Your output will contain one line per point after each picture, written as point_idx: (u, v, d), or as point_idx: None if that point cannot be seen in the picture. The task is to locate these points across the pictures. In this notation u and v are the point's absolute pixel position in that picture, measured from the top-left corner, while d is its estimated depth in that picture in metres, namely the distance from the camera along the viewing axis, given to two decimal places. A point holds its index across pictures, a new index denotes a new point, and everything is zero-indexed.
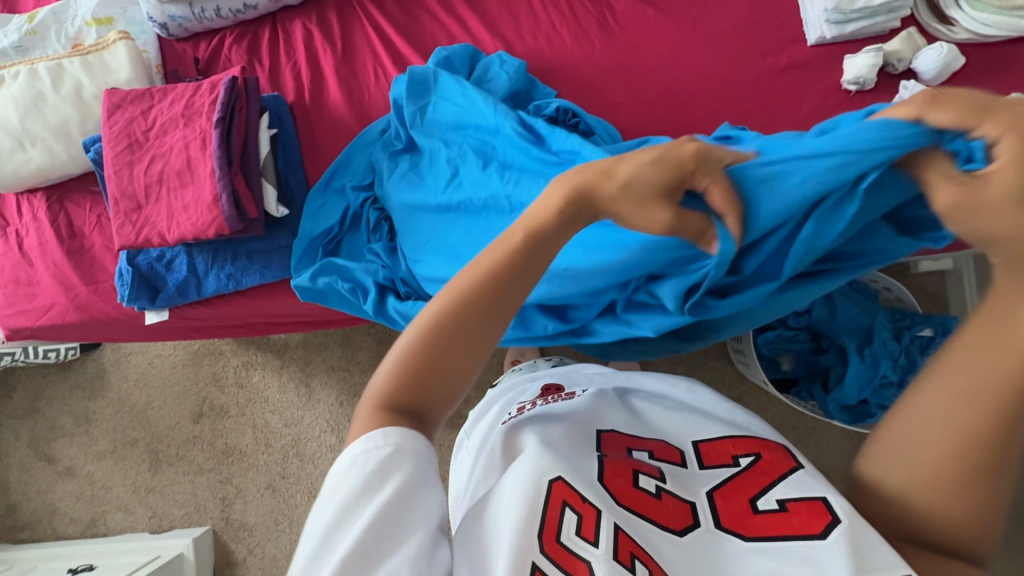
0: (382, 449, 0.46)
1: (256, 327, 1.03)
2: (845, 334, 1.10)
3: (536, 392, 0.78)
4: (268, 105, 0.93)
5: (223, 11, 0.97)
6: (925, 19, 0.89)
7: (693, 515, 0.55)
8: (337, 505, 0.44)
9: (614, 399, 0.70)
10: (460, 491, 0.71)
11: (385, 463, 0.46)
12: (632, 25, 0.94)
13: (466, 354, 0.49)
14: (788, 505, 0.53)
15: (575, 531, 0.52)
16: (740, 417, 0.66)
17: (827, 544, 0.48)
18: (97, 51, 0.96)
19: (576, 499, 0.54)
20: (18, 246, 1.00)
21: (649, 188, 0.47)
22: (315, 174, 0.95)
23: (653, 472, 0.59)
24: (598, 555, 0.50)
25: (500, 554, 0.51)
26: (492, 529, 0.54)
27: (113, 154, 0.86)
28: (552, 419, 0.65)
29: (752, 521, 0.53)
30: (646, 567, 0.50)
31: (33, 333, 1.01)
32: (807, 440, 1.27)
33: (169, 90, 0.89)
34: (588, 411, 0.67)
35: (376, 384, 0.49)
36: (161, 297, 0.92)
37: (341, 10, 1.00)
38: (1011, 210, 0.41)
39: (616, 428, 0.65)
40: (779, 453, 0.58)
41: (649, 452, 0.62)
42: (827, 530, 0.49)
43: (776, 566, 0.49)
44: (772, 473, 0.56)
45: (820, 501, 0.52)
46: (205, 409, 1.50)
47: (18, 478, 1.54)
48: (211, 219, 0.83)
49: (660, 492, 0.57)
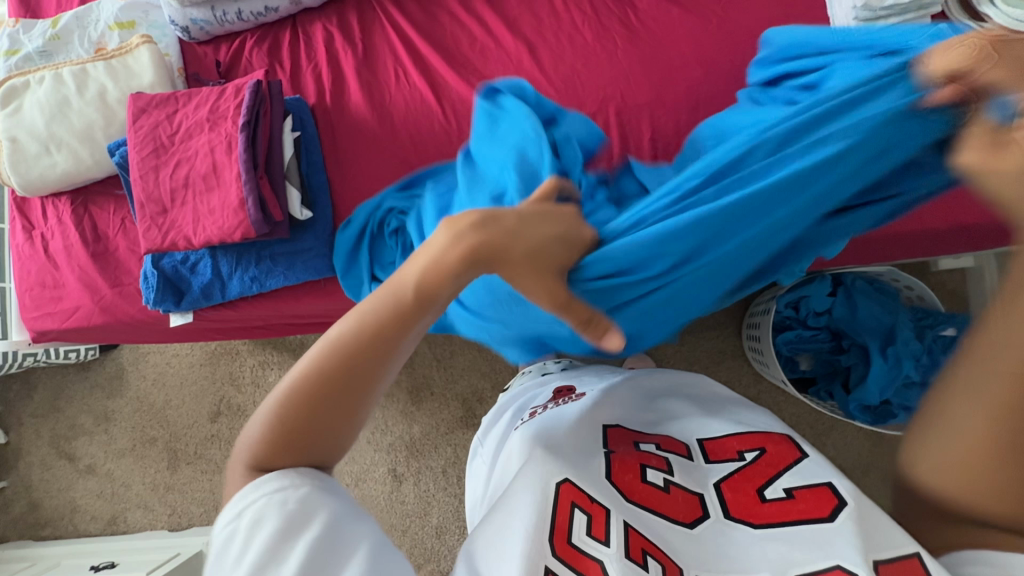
0: (299, 487, 0.47)
1: (278, 328, 1.04)
2: (868, 334, 1.10)
3: (549, 395, 0.78)
4: (291, 108, 0.93)
5: (244, 14, 0.98)
6: (956, 16, 0.87)
7: (702, 507, 0.55)
8: (257, 549, 0.44)
9: (625, 395, 0.69)
10: (476, 498, 0.72)
11: (305, 497, 0.47)
12: (655, 25, 0.93)
13: (331, 422, 0.50)
14: (794, 492, 0.53)
15: (586, 532, 0.52)
16: (743, 414, 0.65)
17: (837, 526, 0.49)
18: (120, 55, 0.97)
19: (584, 499, 0.54)
20: (44, 249, 1.01)
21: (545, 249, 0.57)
22: (337, 176, 0.94)
23: (661, 466, 0.58)
24: (609, 553, 0.50)
25: (511, 557, 0.51)
26: (504, 536, 0.54)
27: (138, 158, 0.87)
28: (557, 421, 0.65)
29: (760, 509, 0.53)
30: (658, 563, 0.50)
31: (58, 335, 1.02)
32: (825, 440, 1.26)
33: (193, 94, 0.90)
34: (597, 406, 0.67)
35: (251, 436, 0.50)
36: (185, 299, 0.93)
37: (361, 12, 1.01)
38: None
39: (622, 424, 0.65)
40: (784, 446, 0.58)
41: (655, 446, 0.61)
42: (835, 514, 0.50)
43: (787, 552, 0.49)
44: (776, 464, 0.56)
45: (826, 486, 0.53)
46: (223, 408, 1.52)
47: (39, 476, 1.56)
48: (237, 223, 0.84)
49: (668, 485, 0.57)
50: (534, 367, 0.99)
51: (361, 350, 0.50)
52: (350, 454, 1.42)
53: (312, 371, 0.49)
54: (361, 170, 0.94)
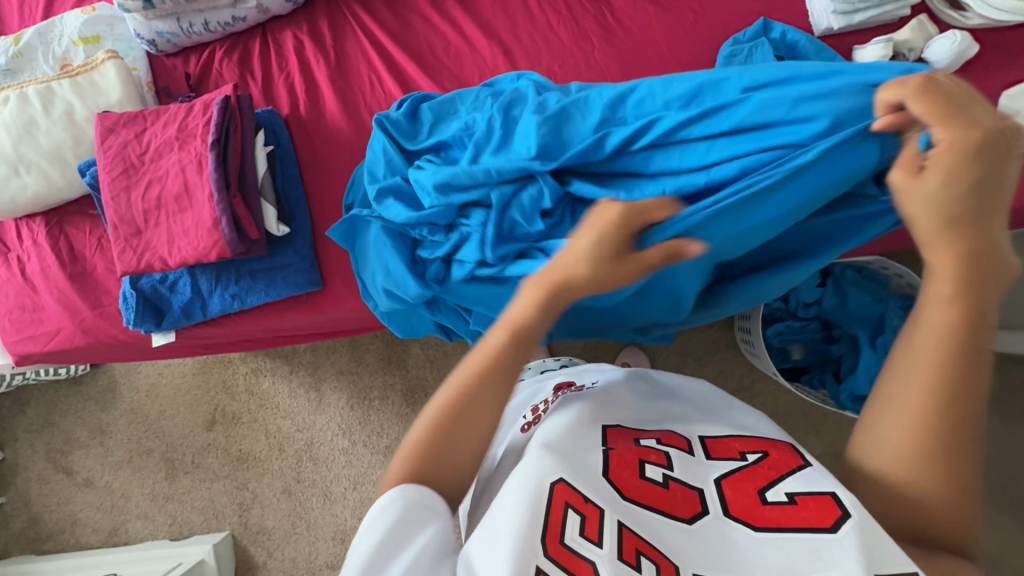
0: (372, 513, 0.52)
1: (264, 342, 1.03)
2: (857, 324, 1.10)
3: (546, 392, 0.74)
4: (263, 121, 0.91)
5: (211, 24, 0.95)
6: (937, 4, 0.87)
7: (702, 503, 0.52)
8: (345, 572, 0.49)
9: (624, 394, 0.67)
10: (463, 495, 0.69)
11: (374, 520, 0.51)
12: (631, 23, 0.92)
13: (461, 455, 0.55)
14: (797, 498, 0.51)
15: (579, 532, 0.49)
16: (744, 420, 0.64)
17: (838, 538, 0.46)
18: (86, 71, 0.94)
19: (579, 499, 0.51)
20: (21, 272, 0.99)
21: (608, 254, 0.56)
22: (315, 188, 0.92)
23: (660, 461, 0.56)
24: (602, 555, 0.48)
25: (503, 550, 0.48)
26: (494, 533, 0.50)
27: (109, 179, 0.85)
28: (557, 416, 0.62)
29: (759, 513, 0.51)
30: (652, 563, 0.48)
31: (43, 357, 1.01)
32: (819, 428, 1.27)
33: (161, 111, 0.88)
34: (598, 404, 0.64)
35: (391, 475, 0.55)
36: (166, 319, 0.92)
37: (332, 18, 0.98)
38: (944, 172, 0.47)
39: (622, 423, 0.62)
40: (788, 453, 0.56)
41: (656, 440, 0.59)
42: (837, 524, 0.47)
43: (786, 562, 0.47)
44: (779, 468, 0.54)
45: (829, 496, 0.50)
46: (217, 417, 1.51)
47: (38, 491, 1.56)
48: (212, 244, 0.83)
49: (667, 481, 0.54)
50: (534, 366, 0.96)
51: (505, 359, 0.56)
52: (348, 458, 1.43)
53: (460, 382, 0.56)
54: (340, 180, 0.92)
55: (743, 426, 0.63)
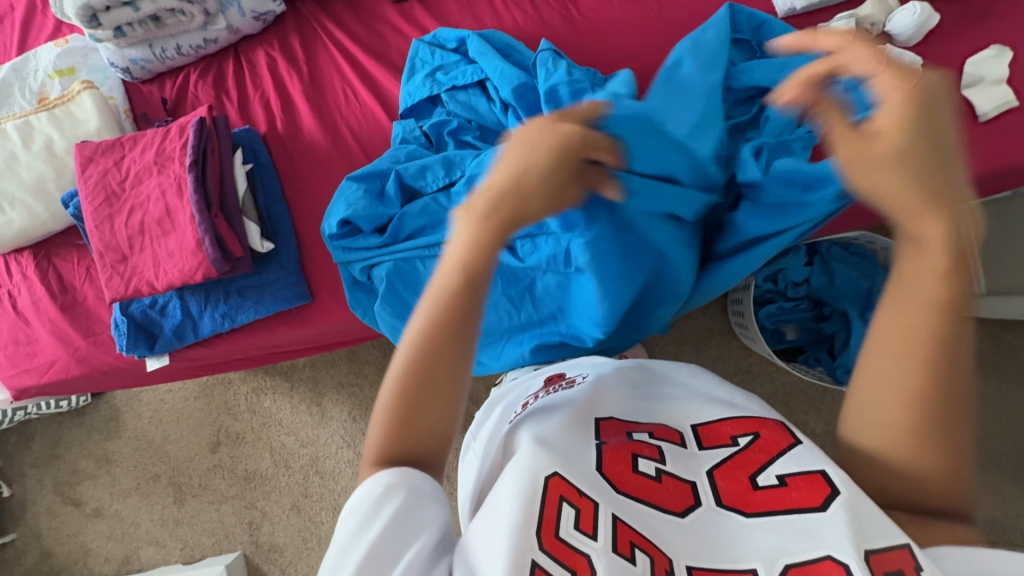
0: (376, 488, 0.48)
1: (258, 359, 1.03)
2: (846, 300, 1.10)
3: (538, 385, 0.72)
4: (241, 140, 0.93)
5: (184, 48, 0.96)
6: None
7: (694, 496, 0.53)
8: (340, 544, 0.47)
9: (617, 386, 0.66)
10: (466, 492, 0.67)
11: (378, 500, 0.48)
12: (597, 16, 0.93)
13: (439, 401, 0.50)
14: (787, 480, 0.51)
15: (573, 525, 0.49)
16: (738, 399, 0.62)
17: (828, 516, 0.47)
18: (63, 104, 0.95)
19: (573, 493, 0.51)
20: (13, 307, 1.00)
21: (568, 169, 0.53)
22: (297, 203, 0.93)
23: (654, 455, 0.56)
24: (597, 548, 0.48)
25: (499, 552, 0.48)
26: (491, 529, 0.50)
27: (92, 209, 0.86)
28: (550, 410, 0.62)
29: (752, 497, 0.51)
30: (646, 555, 0.48)
31: (40, 390, 1.01)
32: (819, 405, 1.27)
33: (138, 137, 0.89)
34: (590, 396, 0.63)
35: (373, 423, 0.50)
36: (159, 343, 0.92)
37: (303, 33, 0.99)
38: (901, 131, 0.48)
39: (615, 416, 0.62)
40: (778, 430, 0.56)
41: (649, 434, 0.59)
42: (827, 502, 0.48)
43: (777, 543, 0.47)
44: (769, 449, 0.54)
45: (819, 473, 0.50)
46: (222, 438, 1.52)
47: (48, 524, 1.56)
48: (197, 264, 0.83)
49: (660, 475, 0.54)
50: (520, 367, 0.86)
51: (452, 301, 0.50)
52: (354, 469, 1.43)
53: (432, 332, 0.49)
54: (322, 193, 0.93)
55: (736, 405, 0.61)
